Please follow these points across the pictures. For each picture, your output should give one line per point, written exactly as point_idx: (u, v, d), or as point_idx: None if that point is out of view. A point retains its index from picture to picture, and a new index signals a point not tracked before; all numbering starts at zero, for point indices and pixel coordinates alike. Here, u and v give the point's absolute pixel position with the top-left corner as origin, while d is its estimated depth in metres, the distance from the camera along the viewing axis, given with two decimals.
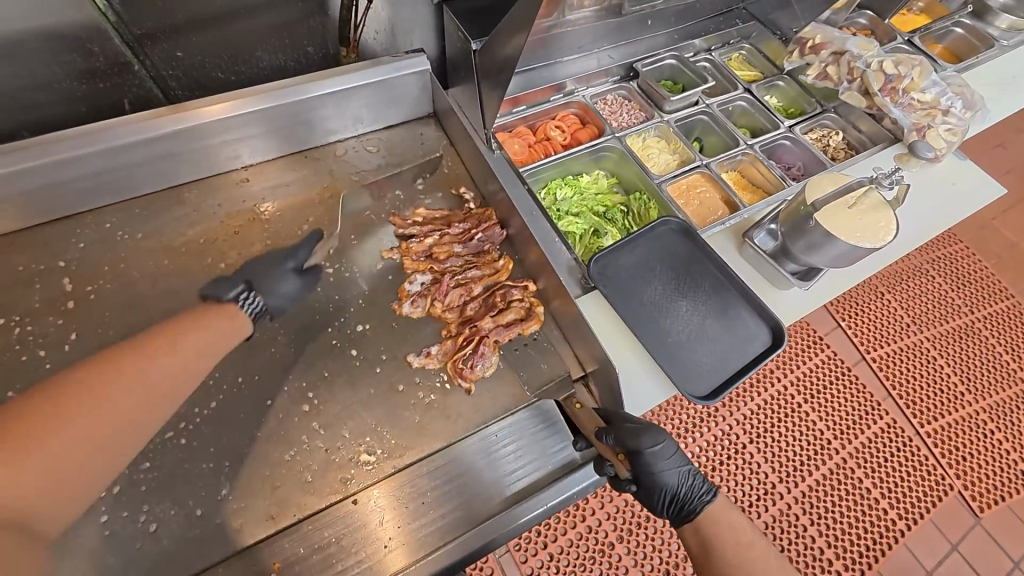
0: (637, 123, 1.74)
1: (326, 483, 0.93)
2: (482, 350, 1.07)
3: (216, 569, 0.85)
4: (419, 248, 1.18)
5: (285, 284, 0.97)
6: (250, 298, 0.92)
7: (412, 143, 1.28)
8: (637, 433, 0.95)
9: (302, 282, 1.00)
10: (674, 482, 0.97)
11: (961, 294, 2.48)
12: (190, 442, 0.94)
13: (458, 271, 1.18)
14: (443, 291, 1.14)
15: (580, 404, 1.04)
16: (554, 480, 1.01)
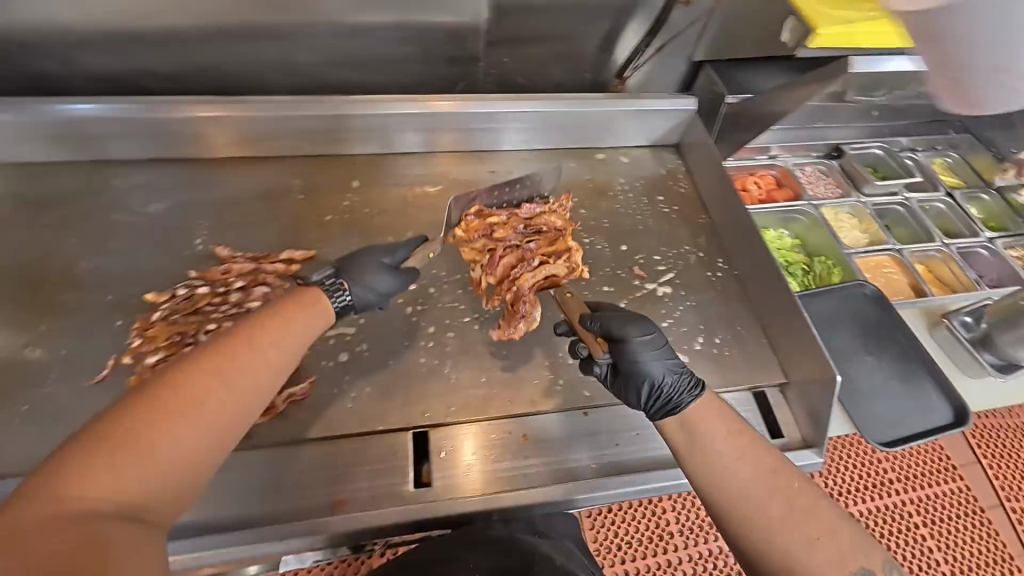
0: (833, 197, 1.87)
1: (572, 392, 1.10)
2: (523, 309, 1.11)
3: (490, 421, 1.04)
4: (480, 226, 1.19)
5: (377, 276, 1.01)
6: (339, 290, 0.95)
7: (655, 164, 1.51)
8: (619, 322, 0.97)
9: (395, 279, 1.03)
10: (655, 373, 0.94)
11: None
12: (479, 328, 1.16)
13: (518, 245, 1.20)
14: (495, 262, 1.17)
15: (572, 293, 1.08)
16: (659, 467, 1.02)
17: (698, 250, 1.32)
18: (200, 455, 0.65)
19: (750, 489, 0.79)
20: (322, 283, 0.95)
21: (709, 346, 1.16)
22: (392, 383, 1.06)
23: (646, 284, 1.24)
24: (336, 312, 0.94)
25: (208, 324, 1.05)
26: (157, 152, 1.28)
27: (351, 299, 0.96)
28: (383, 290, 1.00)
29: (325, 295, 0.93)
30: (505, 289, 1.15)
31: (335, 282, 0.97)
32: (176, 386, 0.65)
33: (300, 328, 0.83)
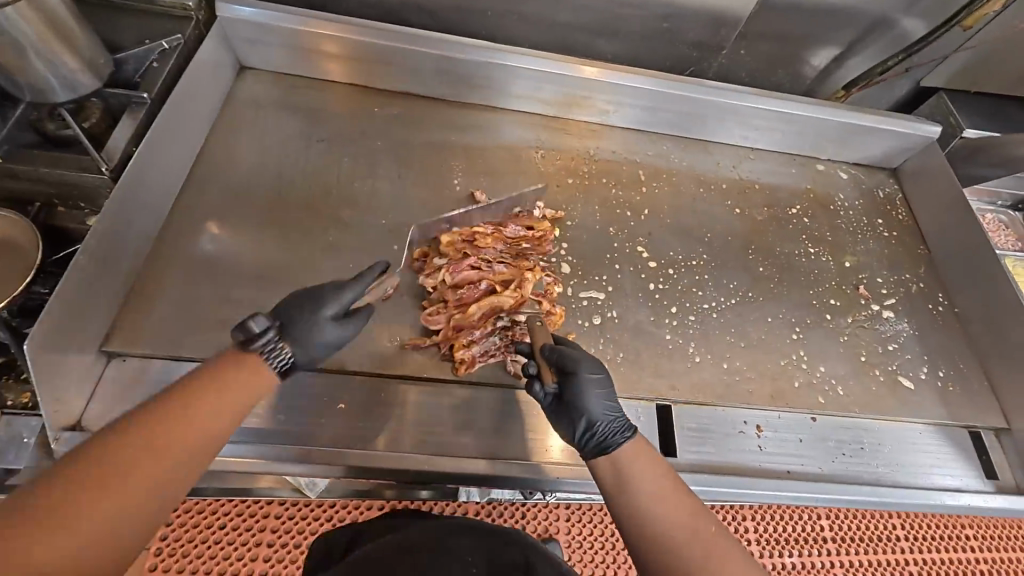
0: (1015, 250, 1.83)
1: (807, 394, 1.11)
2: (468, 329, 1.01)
3: (734, 405, 1.07)
4: (464, 232, 1.11)
5: (325, 329, 0.84)
6: (274, 348, 0.77)
7: (874, 185, 1.50)
8: (576, 358, 0.89)
9: (342, 329, 0.86)
10: (598, 413, 0.85)
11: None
12: (720, 317, 1.16)
13: (487, 261, 1.08)
14: (460, 266, 1.06)
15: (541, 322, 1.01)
16: (858, 483, 1.02)
17: (918, 280, 1.33)
18: (101, 561, 0.57)
19: (665, 529, 0.71)
20: (257, 347, 0.75)
21: (929, 376, 1.19)
22: (642, 350, 1.09)
23: (871, 304, 1.26)
24: (278, 372, 0.78)
25: (490, 261, 1.09)
26: (414, 88, 1.34)
27: (293, 354, 0.80)
28: (325, 344, 0.83)
29: (261, 359, 0.75)
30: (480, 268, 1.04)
31: (274, 341, 0.78)
32: (86, 482, 0.57)
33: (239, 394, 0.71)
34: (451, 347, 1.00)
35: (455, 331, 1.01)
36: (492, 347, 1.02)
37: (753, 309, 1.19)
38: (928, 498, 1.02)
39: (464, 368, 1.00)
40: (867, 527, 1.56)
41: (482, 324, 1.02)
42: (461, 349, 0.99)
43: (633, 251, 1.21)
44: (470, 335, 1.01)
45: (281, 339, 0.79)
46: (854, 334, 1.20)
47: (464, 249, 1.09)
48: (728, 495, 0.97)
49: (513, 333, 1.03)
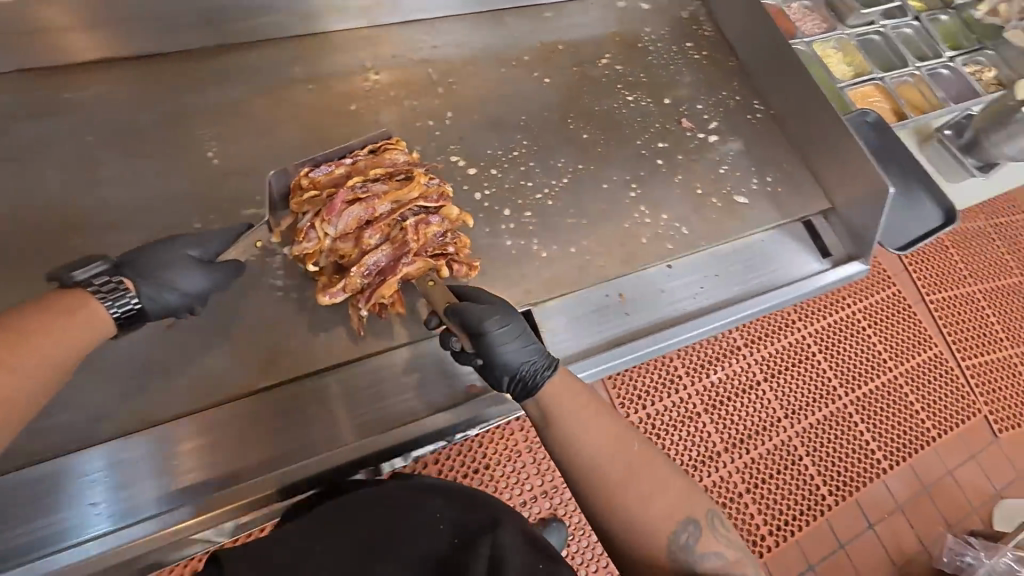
0: (822, 32, 1.89)
1: (657, 247, 1.10)
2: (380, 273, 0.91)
3: (590, 285, 1.05)
4: (325, 179, 0.91)
5: (176, 274, 0.81)
6: (115, 288, 0.75)
7: (678, 7, 1.41)
8: (477, 316, 0.82)
9: (204, 275, 0.84)
10: (516, 360, 0.83)
11: (949, 266, 3.11)
12: (555, 203, 1.10)
13: (360, 188, 0.91)
14: (336, 212, 0.88)
15: (434, 281, 0.88)
16: (715, 309, 1.08)
17: (734, 93, 1.32)
18: None
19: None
20: (89, 284, 0.74)
21: (760, 186, 1.22)
22: (487, 264, 1.02)
23: (697, 134, 1.24)
24: (118, 315, 0.76)
25: (362, 191, 0.90)
26: (110, 50, 1.02)
27: (141, 306, 0.78)
28: (184, 290, 0.82)
29: (96, 297, 0.73)
30: (356, 208, 0.89)
31: (113, 280, 0.76)
32: None
33: (55, 338, 0.67)
34: (372, 295, 0.90)
35: (364, 276, 0.90)
36: (412, 267, 0.91)
37: (587, 181, 1.13)
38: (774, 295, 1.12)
39: (400, 305, 0.94)
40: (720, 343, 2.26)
41: (388, 248, 0.91)
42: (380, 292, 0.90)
43: (448, 164, 1.08)
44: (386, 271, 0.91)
45: (123, 278, 0.77)
46: (689, 170, 1.20)
47: (330, 190, 0.89)
48: (607, 369, 1.00)
49: (431, 248, 0.94)
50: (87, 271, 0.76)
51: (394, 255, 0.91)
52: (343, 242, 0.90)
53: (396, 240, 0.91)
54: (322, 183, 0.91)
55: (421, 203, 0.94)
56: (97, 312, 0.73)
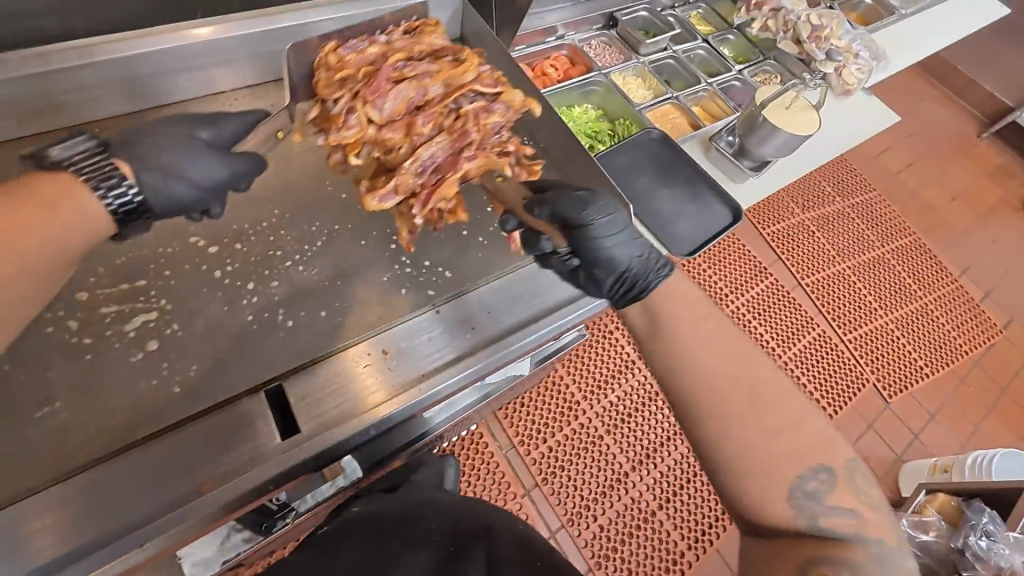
0: (618, 63, 2.04)
1: (417, 297, 1.11)
2: (434, 162, 1.04)
3: (346, 349, 1.02)
4: (353, 62, 1.06)
5: (188, 166, 0.90)
6: (117, 184, 0.82)
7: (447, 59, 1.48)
8: (584, 209, 1.00)
9: (215, 167, 0.93)
10: (630, 257, 1.02)
11: (813, 251, 3.35)
12: (308, 268, 1.08)
13: (417, 74, 1.07)
14: (381, 96, 1.03)
15: (503, 176, 1.07)
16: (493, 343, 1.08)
17: None
18: None
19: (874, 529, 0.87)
20: (75, 168, 0.80)
21: None
22: (227, 343, 0.98)
23: (463, 177, 1.28)
24: (118, 212, 0.83)
25: (424, 82, 1.06)
26: None
27: (143, 198, 0.85)
28: (197, 180, 0.90)
29: (95, 193, 0.80)
30: (407, 104, 1.05)
31: (107, 165, 0.82)
32: None
33: (32, 238, 0.75)
34: (427, 197, 1.03)
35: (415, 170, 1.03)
36: (474, 165, 1.04)
37: (344, 240, 1.13)
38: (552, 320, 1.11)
39: (457, 211, 1.07)
40: (605, 368, 2.59)
41: (445, 141, 1.05)
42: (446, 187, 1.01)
43: (186, 244, 1.04)
44: (442, 168, 1.04)
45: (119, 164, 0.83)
46: None
47: (363, 78, 1.04)
48: (369, 428, 0.96)
49: (499, 146, 1.09)
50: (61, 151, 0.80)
51: (450, 145, 1.05)
52: (390, 132, 1.03)
53: (455, 137, 1.05)
54: (345, 64, 1.06)
55: (475, 88, 1.09)
56: (91, 204, 0.80)
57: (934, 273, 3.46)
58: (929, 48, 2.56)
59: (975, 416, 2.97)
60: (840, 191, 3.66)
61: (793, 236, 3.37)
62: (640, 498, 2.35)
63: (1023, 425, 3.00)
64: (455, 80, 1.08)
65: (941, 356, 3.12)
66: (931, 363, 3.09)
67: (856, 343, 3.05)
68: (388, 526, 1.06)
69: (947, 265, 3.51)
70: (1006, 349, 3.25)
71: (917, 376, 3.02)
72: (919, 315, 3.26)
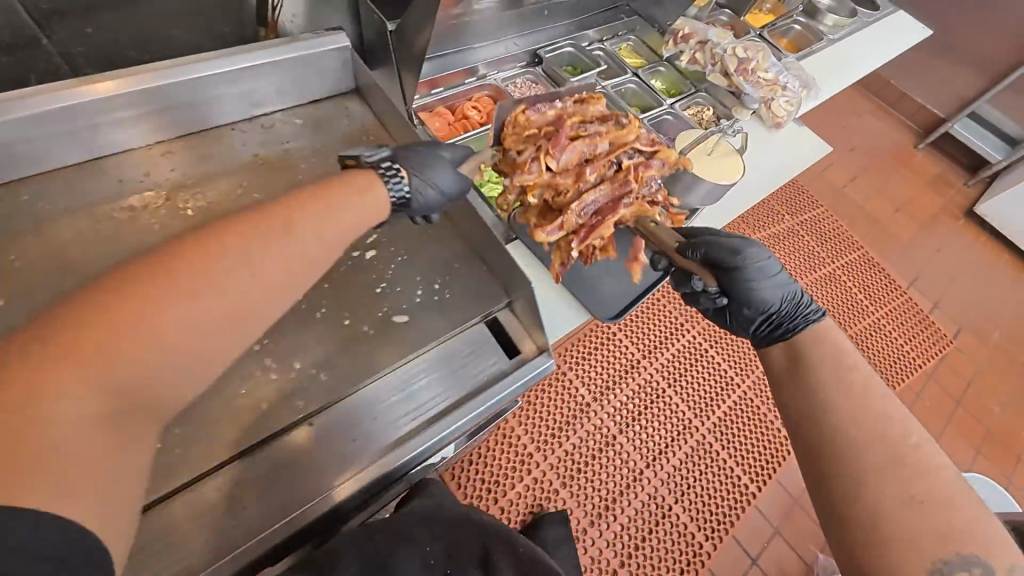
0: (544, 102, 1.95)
1: (283, 410, 0.99)
2: (589, 201, 1.20)
3: (191, 485, 0.91)
4: (539, 122, 1.23)
5: (437, 174, 1.01)
6: (396, 178, 0.95)
7: (337, 117, 1.35)
8: (721, 253, 1.14)
9: (452, 178, 1.03)
10: (777, 296, 1.13)
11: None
12: None
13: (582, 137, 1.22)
14: (560, 151, 1.18)
15: (656, 222, 1.20)
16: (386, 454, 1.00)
17: None
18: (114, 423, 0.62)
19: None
20: (378, 167, 0.94)
21: (420, 298, 1.15)
22: None
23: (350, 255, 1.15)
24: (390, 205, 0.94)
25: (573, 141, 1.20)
26: None
27: (409, 196, 0.96)
28: (435, 187, 1.00)
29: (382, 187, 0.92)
30: (576, 162, 1.21)
31: (394, 169, 0.96)
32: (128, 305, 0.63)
33: (337, 212, 0.82)
34: (583, 237, 1.20)
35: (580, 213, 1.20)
36: (625, 209, 1.20)
37: None
38: (443, 421, 1.04)
39: (606, 250, 1.22)
40: (557, 415, 2.49)
41: (605, 189, 1.21)
42: (599, 226, 1.18)
43: None
44: (590, 216, 1.21)
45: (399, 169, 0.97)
46: (336, 300, 1.11)
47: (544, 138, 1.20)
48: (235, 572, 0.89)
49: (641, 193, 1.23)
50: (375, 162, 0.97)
51: (612, 194, 1.21)
52: (563, 178, 1.20)
53: (614, 186, 1.21)
54: (530, 125, 1.23)
55: (632, 147, 1.26)
56: (383, 194, 0.91)
57: (885, 286, 3.45)
58: (855, 74, 2.57)
59: (932, 432, 2.95)
60: (788, 209, 3.63)
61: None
62: (598, 555, 2.24)
63: (977, 438, 2.99)
64: (612, 151, 1.23)
65: (895, 372, 3.10)
66: (888, 379, 3.05)
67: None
68: (382, 545, 1.06)
69: (897, 278, 3.51)
70: (958, 360, 3.26)
71: None
72: (872, 330, 3.22)
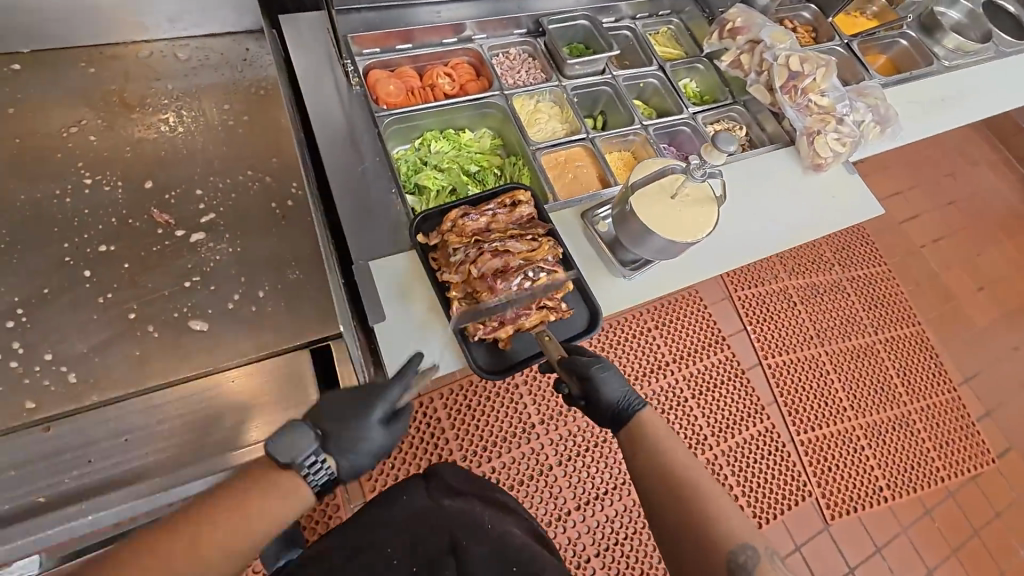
0: (533, 83, 1.61)
1: (7, 406, 0.78)
2: (496, 307, 1.06)
3: None
4: (472, 227, 1.13)
5: (373, 435, 0.83)
6: (319, 469, 0.77)
7: (232, 59, 1.12)
8: (583, 359, 0.99)
9: (387, 434, 0.85)
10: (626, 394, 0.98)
11: (790, 327, 2.71)
12: None
13: (500, 240, 1.11)
14: (478, 256, 1.08)
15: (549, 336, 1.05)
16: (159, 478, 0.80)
17: (263, 174, 1.03)
18: None
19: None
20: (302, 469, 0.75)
21: (243, 301, 0.92)
22: None
23: (173, 231, 0.94)
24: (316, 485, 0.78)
25: (493, 247, 1.09)
26: None
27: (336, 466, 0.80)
28: (370, 451, 0.83)
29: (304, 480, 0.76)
30: (488, 261, 1.08)
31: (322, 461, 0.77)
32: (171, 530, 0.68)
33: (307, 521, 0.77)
34: (490, 331, 1.06)
35: (490, 315, 1.06)
36: (530, 319, 1.06)
37: None
38: (208, 471, 0.80)
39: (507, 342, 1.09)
40: (499, 428, 1.98)
41: (514, 297, 1.07)
42: (500, 331, 1.06)
43: None
44: (504, 315, 1.06)
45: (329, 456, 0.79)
46: (130, 284, 0.89)
47: (469, 240, 1.11)
48: None
49: (544, 301, 1.08)
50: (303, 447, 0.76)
51: (517, 300, 1.07)
52: (480, 280, 1.07)
53: (527, 294, 1.08)
54: (468, 230, 1.12)
55: (543, 263, 1.11)
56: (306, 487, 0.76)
57: (931, 375, 2.87)
58: (967, 114, 1.98)
59: (930, 558, 2.48)
60: (842, 259, 3.01)
61: (770, 304, 2.72)
62: None
63: None
64: (530, 254, 1.11)
65: (909, 479, 2.59)
66: (895, 486, 2.56)
67: (811, 450, 2.48)
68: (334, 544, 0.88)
69: (950, 370, 2.93)
70: (991, 485, 2.72)
71: (872, 499, 2.50)
72: (897, 424, 2.69)
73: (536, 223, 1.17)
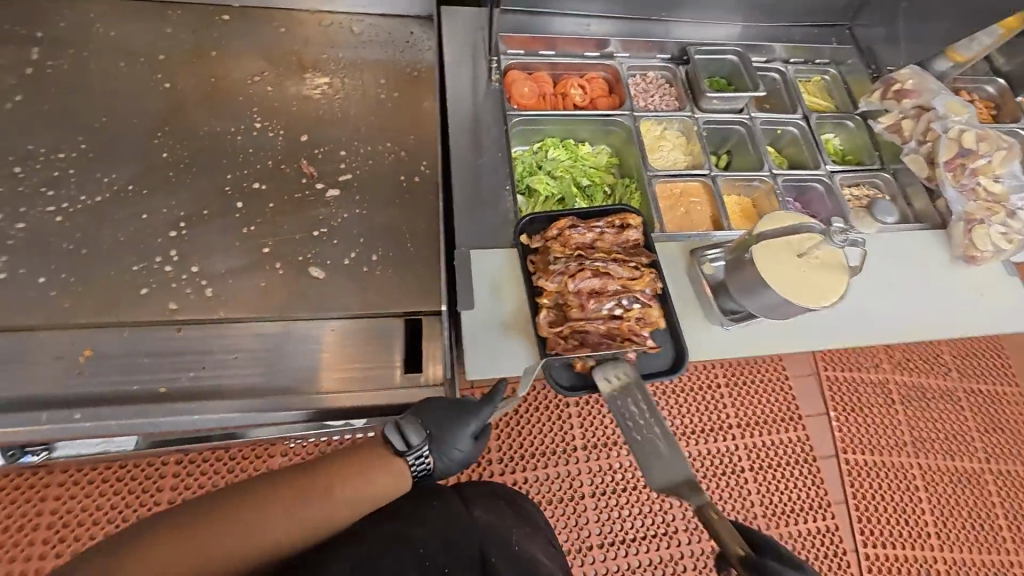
0: (665, 109, 1.58)
1: (154, 302, 0.90)
2: (582, 325, 1.04)
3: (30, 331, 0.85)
4: (577, 239, 1.12)
5: (464, 446, 0.89)
6: (420, 460, 0.84)
7: (397, 39, 1.21)
8: None
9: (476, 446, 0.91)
10: None
11: (889, 425, 2.35)
12: (63, 223, 0.93)
13: (602, 259, 1.10)
14: (577, 271, 1.07)
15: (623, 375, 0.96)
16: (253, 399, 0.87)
17: (400, 148, 1.10)
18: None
19: None
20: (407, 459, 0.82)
21: (358, 260, 0.99)
22: None
23: (314, 183, 1.03)
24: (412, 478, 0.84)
25: (594, 265, 1.08)
26: None
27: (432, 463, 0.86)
28: (460, 459, 0.89)
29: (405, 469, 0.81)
30: (586, 278, 1.07)
31: (423, 456, 0.84)
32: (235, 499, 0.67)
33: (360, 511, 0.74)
34: (569, 349, 1.04)
35: (574, 333, 1.05)
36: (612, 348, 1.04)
37: (127, 206, 0.96)
38: (297, 406, 0.88)
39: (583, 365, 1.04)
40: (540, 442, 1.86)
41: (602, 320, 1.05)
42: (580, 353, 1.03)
43: None
44: (587, 335, 1.04)
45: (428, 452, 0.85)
46: (270, 222, 0.98)
47: (571, 252, 1.10)
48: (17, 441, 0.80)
49: (632, 332, 1.05)
50: (407, 436, 0.83)
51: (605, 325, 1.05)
52: (573, 295, 1.07)
53: (615, 321, 1.05)
54: (572, 241, 1.11)
55: (639, 293, 1.08)
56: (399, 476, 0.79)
57: None
58: None
59: None
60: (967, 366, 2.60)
61: (872, 394, 2.38)
62: None
63: None
64: (628, 282, 1.08)
65: None
66: None
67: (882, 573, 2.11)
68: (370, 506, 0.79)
69: None
70: None
71: None
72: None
73: (641, 251, 1.14)
